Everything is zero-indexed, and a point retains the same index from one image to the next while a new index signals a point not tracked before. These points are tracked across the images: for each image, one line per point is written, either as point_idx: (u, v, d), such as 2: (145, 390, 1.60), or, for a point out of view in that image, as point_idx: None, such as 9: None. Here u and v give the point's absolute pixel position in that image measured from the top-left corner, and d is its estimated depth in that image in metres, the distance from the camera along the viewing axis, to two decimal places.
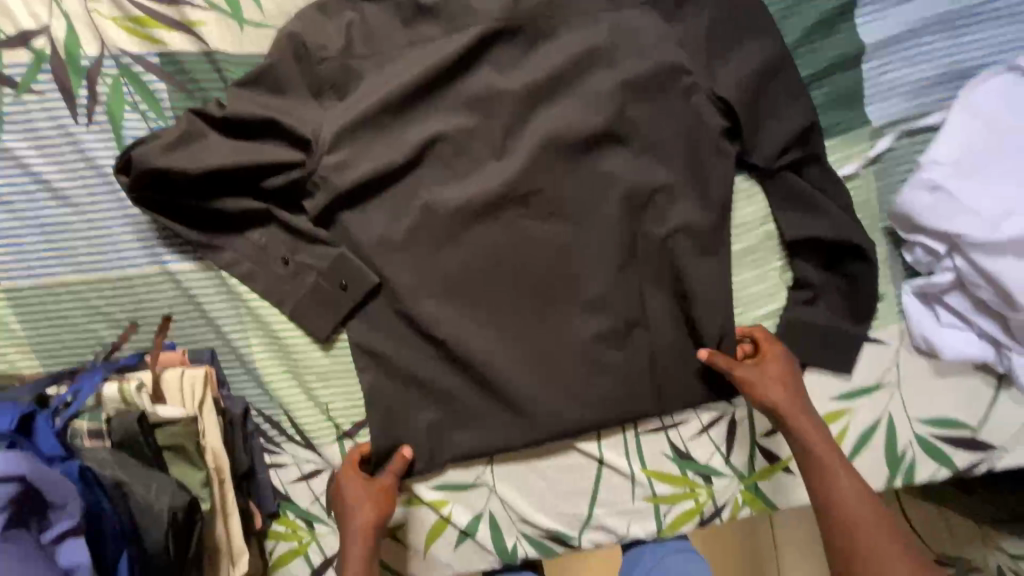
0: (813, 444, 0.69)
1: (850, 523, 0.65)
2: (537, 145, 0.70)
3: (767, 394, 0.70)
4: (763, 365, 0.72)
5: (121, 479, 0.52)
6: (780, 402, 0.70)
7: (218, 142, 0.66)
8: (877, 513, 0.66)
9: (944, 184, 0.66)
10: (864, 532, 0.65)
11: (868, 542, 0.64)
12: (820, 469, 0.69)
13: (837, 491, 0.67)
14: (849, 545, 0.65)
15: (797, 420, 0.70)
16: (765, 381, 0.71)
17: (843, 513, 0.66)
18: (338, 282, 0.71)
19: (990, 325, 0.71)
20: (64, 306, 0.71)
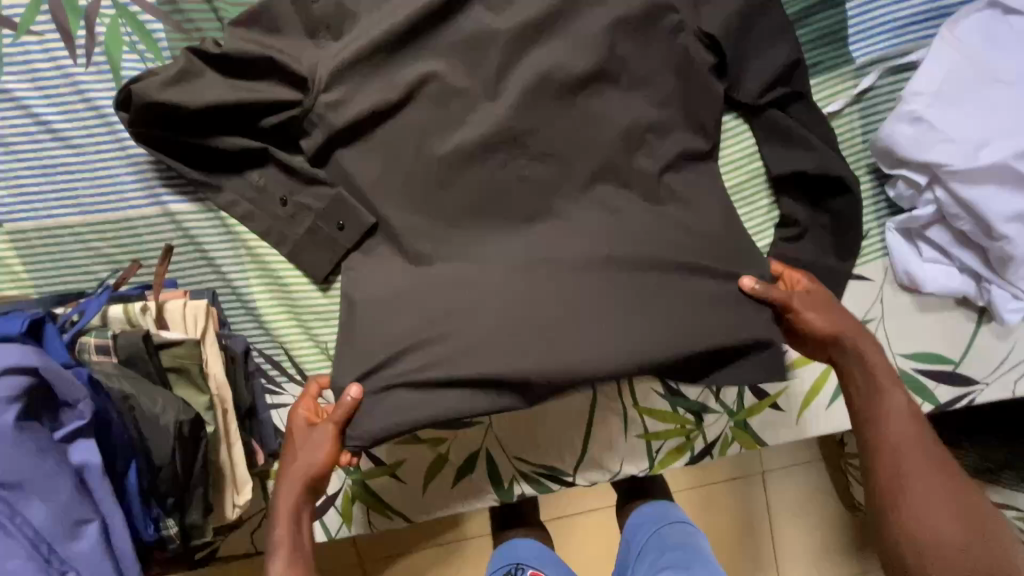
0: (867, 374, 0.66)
1: (901, 453, 0.62)
2: (528, 84, 0.71)
3: (818, 320, 0.68)
4: (811, 295, 0.70)
5: (128, 392, 0.53)
6: (834, 327, 0.68)
7: (216, 81, 0.67)
8: (929, 446, 0.63)
9: (924, 116, 0.68)
10: (916, 463, 0.61)
11: (919, 473, 0.61)
12: (870, 400, 0.66)
13: (887, 423, 0.64)
14: (896, 477, 0.61)
15: (851, 351, 0.67)
16: (813, 305, 0.69)
17: (891, 444, 0.63)
18: (335, 222, 0.72)
19: (971, 258, 0.73)
20: (67, 247, 0.72)
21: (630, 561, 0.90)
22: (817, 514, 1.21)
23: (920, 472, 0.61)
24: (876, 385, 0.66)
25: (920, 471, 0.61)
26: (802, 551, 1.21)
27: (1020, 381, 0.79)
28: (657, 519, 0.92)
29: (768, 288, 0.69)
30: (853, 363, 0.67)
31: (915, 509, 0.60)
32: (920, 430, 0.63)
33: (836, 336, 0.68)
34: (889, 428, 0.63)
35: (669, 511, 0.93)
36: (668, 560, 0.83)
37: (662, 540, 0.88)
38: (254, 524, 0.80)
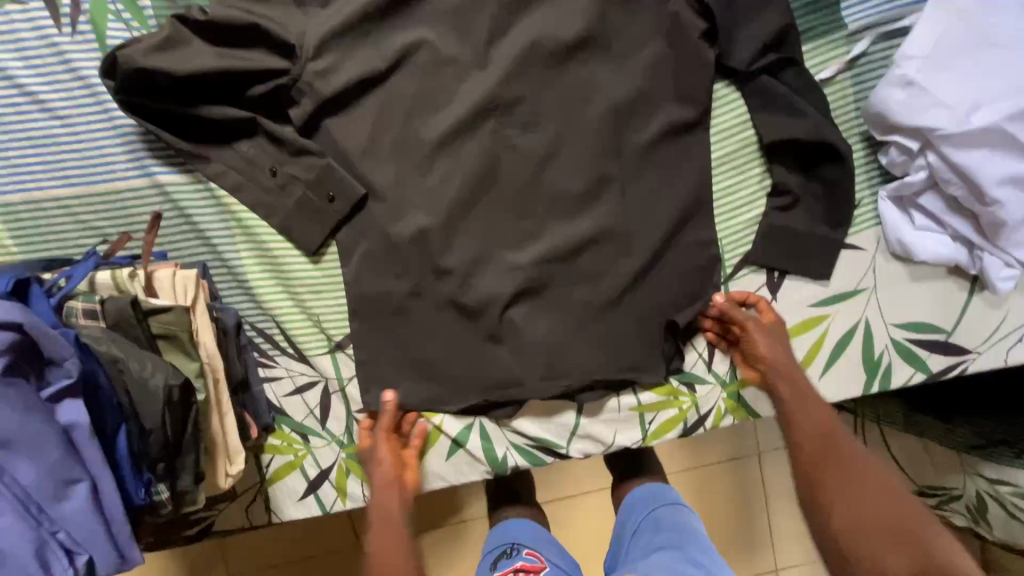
0: (786, 386, 0.74)
1: (824, 456, 0.68)
2: (517, 53, 0.71)
3: (763, 347, 0.75)
4: (768, 325, 0.77)
5: (116, 355, 0.53)
6: (772, 355, 0.75)
7: (202, 48, 0.66)
8: (852, 449, 0.68)
9: (916, 79, 0.67)
10: (841, 463, 0.67)
11: (844, 473, 0.66)
12: (792, 408, 0.73)
13: (808, 427, 0.72)
14: (824, 479, 0.66)
15: (780, 373, 0.75)
16: (762, 335, 0.76)
17: (815, 449, 0.69)
18: (325, 193, 0.72)
19: (964, 226, 0.73)
20: (56, 222, 0.72)
21: (624, 546, 0.87)
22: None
23: (842, 473, 0.66)
24: (790, 396, 0.74)
25: (847, 467, 0.66)
26: (795, 528, 1.22)
27: (1014, 349, 0.79)
28: (650, 502, 0.91)
29: (732, 307, 0.76)
30: (778, 387, 0.75)
31: (846, 511, 0.63)
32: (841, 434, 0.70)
33: (769, 363, 0.76)
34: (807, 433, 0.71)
35: (662, 494, 0.92)
36: (662, 540, 0.82)
37: (658, 521, 0.87)
38: (248, 499, 0.81)
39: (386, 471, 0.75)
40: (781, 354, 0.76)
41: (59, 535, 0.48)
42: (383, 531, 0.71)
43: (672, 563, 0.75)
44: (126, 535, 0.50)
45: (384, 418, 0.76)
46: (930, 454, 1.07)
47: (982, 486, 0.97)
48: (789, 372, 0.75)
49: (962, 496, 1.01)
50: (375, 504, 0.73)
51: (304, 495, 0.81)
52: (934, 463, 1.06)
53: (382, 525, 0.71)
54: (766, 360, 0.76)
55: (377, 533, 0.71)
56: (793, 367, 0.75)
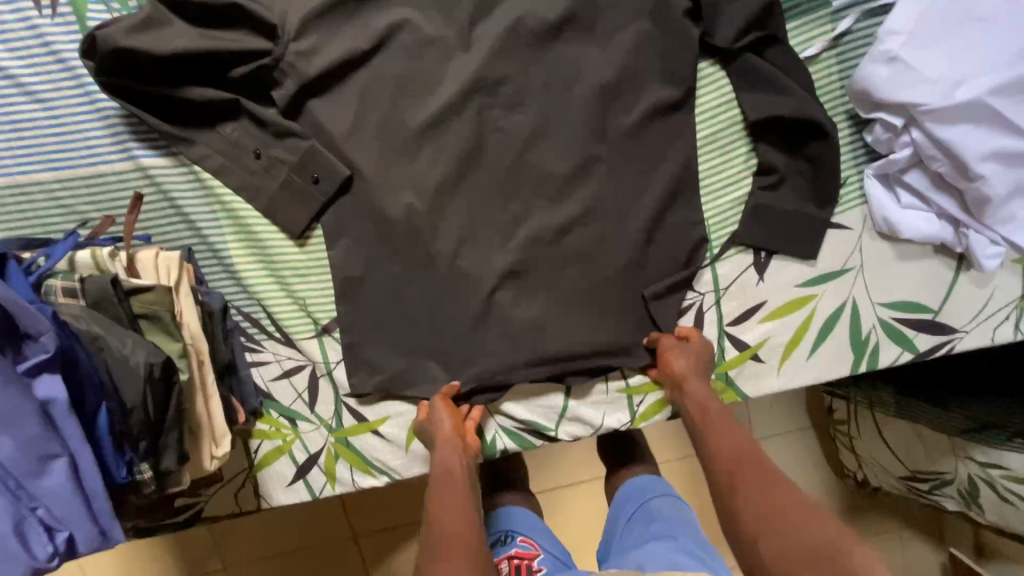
0: (705, 413, 0.71)
1: (744, 485, 0.60)
2: (500, 33, 0.70)
3: (679, 368, 0.74)
4: (692, 349, 0.76)
5: (96, 333, 0.53)
6: (688, 379, 0.73)
7: (183, 28, 0.66)
8: (773, 472, 0.60)
9: (900, 55, 0.67)
10: (759, 489, 0.58)
11: (766, 500, 0.57)
12: (711, 436, 0.68)
13: (724, 451, 0.65)
14: (746, 512, 0.57)
15: (697, 400, 0.72)
16: (678, 354, 0.75)
17: (736, 478, 0.61)
18: (310, 175, 0.72)
19: (948, 203, 0.73)
20: (38, 204, 0.72)
21: (618, 533, 0.88)
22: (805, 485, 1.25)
23: (765, 500, 0.57)
24: (710, 420, 0.70)
25: (763, 486, 0.59)
26: None
27: (999, 328, 0.80)
28: (647, 492, 0.91)
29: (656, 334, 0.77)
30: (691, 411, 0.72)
31: (771, 549, 0.53)
32: (761, 457, 0.63)
33: (685, 387, 0.73)
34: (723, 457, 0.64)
35: (659, 484, 0.92)
36: (656, 530, 0.81)
37: (652, 511, 0.86)
38: (238, 484, 0.81)
39: (445, 437, 0.72)
40: (699, 379, 0.74)
41: (39, 511, 0.48)
42: (444, 491, 0.67)
43: (664, 550, 0.75)
44: (107, 512, 0.51)
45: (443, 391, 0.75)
46: (921, 437, 1.01)
47: (974, 470, 0.94)
48: (705, 398, 0.72)
49: (954, 480, 0.99)
50: (435, 466, 0.70)
51: (294, 480, 0.81)
52: (925, 447, 1.01)
53: (443, 487, 0.68)
54: (681, 383, 0.74)
55: (434, 495, 0.67)
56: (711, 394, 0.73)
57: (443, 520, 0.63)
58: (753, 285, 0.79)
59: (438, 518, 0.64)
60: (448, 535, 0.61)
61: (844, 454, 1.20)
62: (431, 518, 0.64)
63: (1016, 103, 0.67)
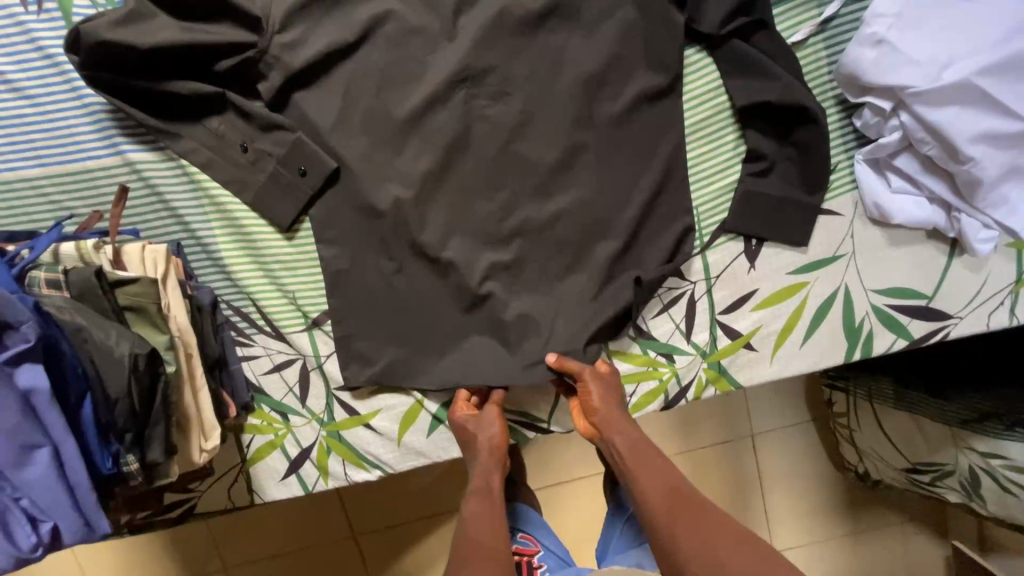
0: (632, 447, 0.69)
1: (684, 526, 0.60)
2: (485, 22, 0.70)
3: (596, 401, 0.71)
4: (605, 377, 0.74)
5: (79, 324, 0.53)
6: (604, 411, 0.71)
7: (168, 22, 0.66)
8: (705, 507, 0.62)
9: (886, 38, 0.67)
10: (697, 525, 0.59)
11: (708, 546, 0.57)
12: (639, 472, 0.67)
13: (658, 489, 0.64)
14: (690, 556, 0.57)
15: (616, 432, 0.70)
16: (598, 385, 0.72)
17: (676, 518, 0.61)
18: (297, 168, 0.72)
19: (940, 186, 0.72)
20: (27, 201, 0.72)
21: (615, 531, 0.86)
22: (806, 480, 1.24)
23: (705, 543, 0.57)
24: (640, 455, 0.68)
25: (702, 522, 0.60)
26: (787, 510, 1.24)
27: (994, 313, 0.79)
28: None
29: (567, 360, 0.73)
30: (614, 442, 0.70)
31: None
32: (697, 493, 0.64)
33: (601, 417, 0.71)
34: (658, 494, 0.64)
35: None
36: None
37: None
38: (231, 479, 0.81)
39: (487, 445, 0.72)
40: (616, 409, 0.72)
41: (22, 502, 0.50)
42: (481, 503, 0.69)
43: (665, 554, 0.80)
44: (90, 503, 0.51)
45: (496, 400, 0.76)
46: (920, 427, 1.00)
47: (975, 461, 0.93)
48: (627, 429, 0.70)
49: (955, 471, 0.98)
50: (475, 480, 0.71)
51: (287, 475, 0.81)
52: (924, 437, 1.00)
53: (481, 501, 0.69)
54: (599, 415, 0.71)
55: (474, 506, 0.68)
56: (632, 426, 0.71)
57: (482, 535, 0.64)
58: (744, 272, 0.78)
59: (473, 529, 0.65)
60: (483, 549, 0.63)
61: (844, 447, 1.19)
62: (469, 530, 0.65)
63: (1004, 84, 0.66)
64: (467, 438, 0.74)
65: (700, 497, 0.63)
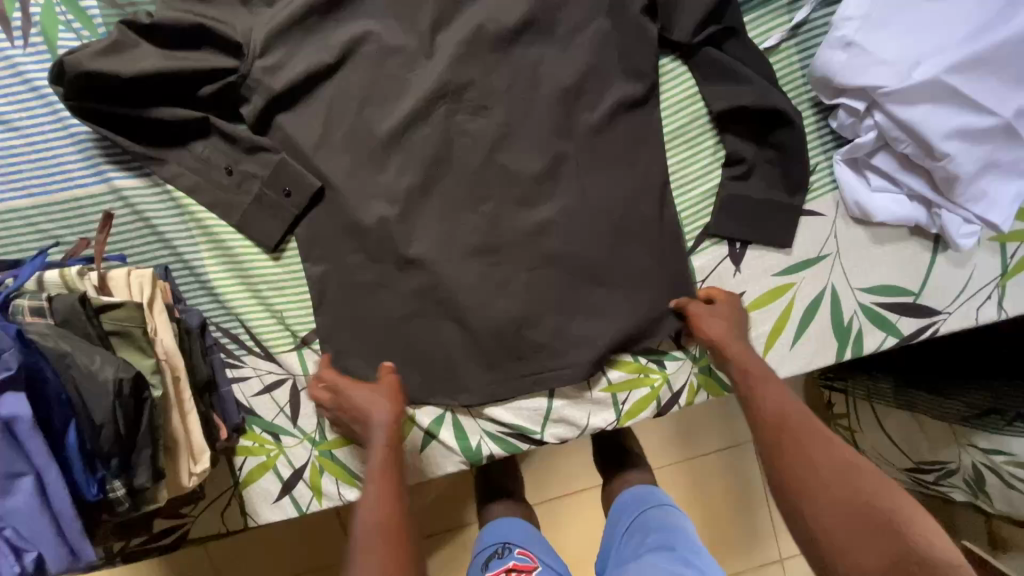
0: (747, 372, 0.71)
1: (790, 458, 0.62)
2: (462, 39, 0.72)
3: (711, 329, 0.73)
4: (721, 308, 0.76)
5: (63, 350, 0.53)
6: (724, 339, 0.73)
7: (150, 52, 0.67)
8: (818, 433, 0.63)
9: (856, 40, 0.68)
10: (804, 450, 0.62)
11: (811, 462, 0.60)
12: (752, 395, 0.69)
13: (770, 414, 0.66)
14: (790, 470, 0.61)
15: (740, 357, 0.72)
16: (710, 317, 0.74)
17: (787, 452, 0.62)
18: (281, 189, 0.73)
19: (918, 183, 0.73)
20: (14, 230, 0.72)
21: (615, 545, 0.85)
22: None
23: (808, 465, 0.60)
24: (752, 379, 0.70)
25: (808, 448, 0.62)
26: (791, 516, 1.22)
27: (982, 307, 0.79)
28: (646, 500, 0.88)
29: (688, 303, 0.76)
30: (741, 366, 0.72)
31: (803, 482, 0.60)
32: (801, 421, 0.65)
33: (720, 344, 0.73)
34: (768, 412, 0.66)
35: (658, 494, 0.89)
36: (654, 541, 0.79)
37: (650, 521, 0.84)
38: (223, 503, 0.80)
39: (379, 414, 0.69)
40: (727, 333, 0.74)
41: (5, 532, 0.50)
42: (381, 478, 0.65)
43: (663, 565, 0.73)
44: (76, 531, 0.51)
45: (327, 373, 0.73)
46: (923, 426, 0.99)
47: (978, 458, 0.93)
48: (742, 353, 0.72)
49: (959, 469, 0.97)
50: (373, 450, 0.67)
51: (280, 497, 0.79)
52: (927, 436, 0.99)
53: (381, 478, 0.65)
54: (718, 343, 0.73)
55: (377, 477, 0.65)
56: (750, 353, 0.73)
57: (373, 511, 0.61)
58: (730, 276, 0.79)
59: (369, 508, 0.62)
60: (387, 550, 0.58)
61: None
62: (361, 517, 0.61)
63: (973, 80, 0.67)
64: (357, 418, 0.70)
65: (804, 423, 0.64)
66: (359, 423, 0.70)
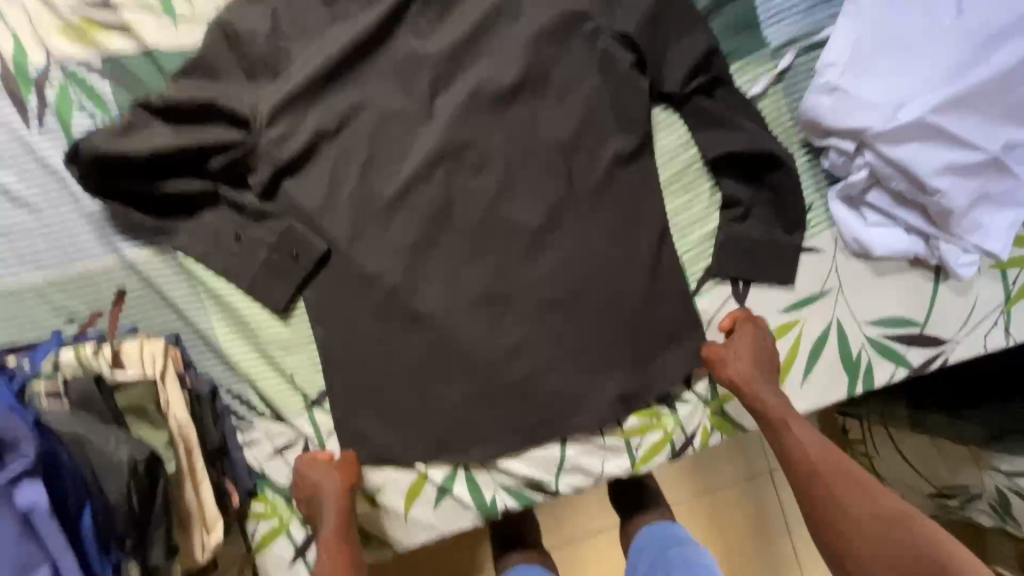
0: (768, 418, 0.72)
1: (823, 491, 0.66)
2: (461, 102, 0.74)
3: (732, 372, 0.73)
4: (745, 345, 0.75)
5: (77, 433, 0.54)
6: (746, 381, 0.73)
7: (162, 131, 0.70)
8: (847, 468, 0.67)
9: (839, 85, 0.71)
10: (835, 485, 0.66)
11: (843, 499, 0.65)
12: (777, 430, 0.71)
13: (798, 448, 0.70)
14: (820, 500, 0.66)
15: (766, 401, 0.72)
16: (733, 358, 0.74)
17: (819, 484, 0.67)
18: (289, 253, 0.74)
19: (914, 218, 0.74)
20: (29, 306, 0.74)
21: None
22: None
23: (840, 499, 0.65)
24: (774, 423, 0.71)
25: (840, 484, 0.66)
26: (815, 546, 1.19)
27: (990, 334, 0.79)
28: (664, 542, 0.87)
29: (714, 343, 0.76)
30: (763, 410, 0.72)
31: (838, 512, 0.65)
32: (831, 456, 0.68)
33: (742, 386, 0.73)
34: (797, 449, 0.69)
35: (674, 534, 0.88)
36: None
37: (670, 563, 0.83)
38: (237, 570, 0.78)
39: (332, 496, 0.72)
40: (752, 375, 0.73)
41: None
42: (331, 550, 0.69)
43: None
44: None
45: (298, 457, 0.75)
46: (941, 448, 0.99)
47: (1001, 482, 0.92)
48: (766, 397, 0.72)
49: (983, 494, 0.96)
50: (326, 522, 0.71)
51: (294, 563, 0.77)
52: (947, 459, 0.99)
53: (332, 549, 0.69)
54: (740, 386, 0.73)
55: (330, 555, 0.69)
56: (772, 392, 0.73)
57: None
58: None
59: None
60: None
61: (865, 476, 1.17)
62: None
63: (958, 119, 0.69)
64: (309, 495, 0.73)
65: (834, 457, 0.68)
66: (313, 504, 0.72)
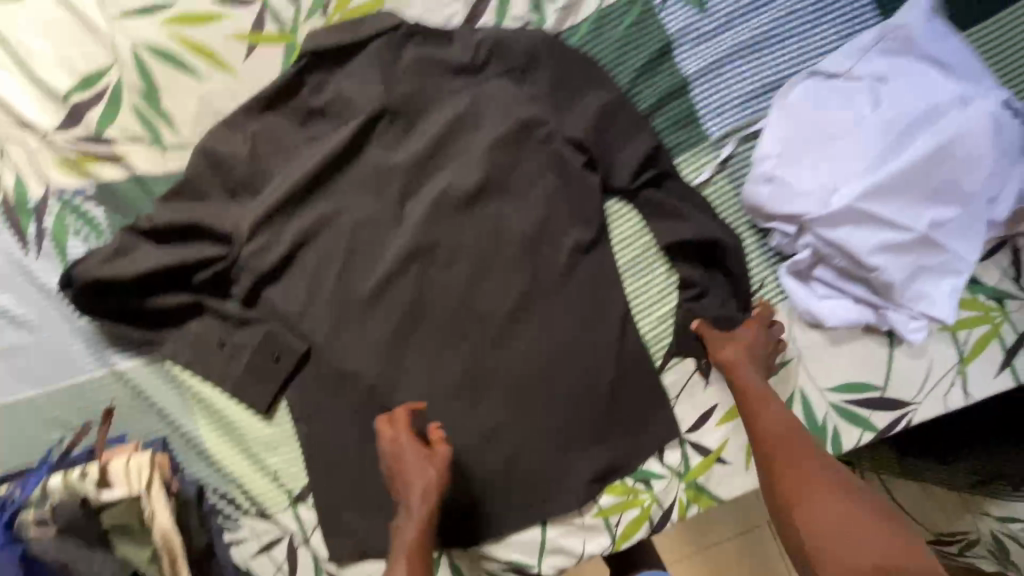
0: (748, 397, 0.76)
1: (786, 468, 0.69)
2: (428, 206, 0.80)
3: (725, 351, 0.78)
4: (743, 333, 0.79)
5: (64, 560, 0.61)
6: (736, 363, 0.77)
7: (149, 251, 0.75)
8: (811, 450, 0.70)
9: (775, 175, 0.78)
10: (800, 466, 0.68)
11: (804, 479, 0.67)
12: (753, 411, 0.75)
13: (770, 428, 0.73)
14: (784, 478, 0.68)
15: (749, 383, 0.76)
16: (727, 340, 0.79)
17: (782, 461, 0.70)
18: (271, 356, 0.78)
19: (860, 290, 0.79)
20: (24, 421, 0.77)
21: None
22: None
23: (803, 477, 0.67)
24: (753, 401, 0.75)
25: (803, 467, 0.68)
26: None
27: (948, 394, 0.82)
28: None
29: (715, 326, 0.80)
30: (748, 392, 0.76)
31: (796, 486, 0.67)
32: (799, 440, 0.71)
33: (731, 366, 0.77)
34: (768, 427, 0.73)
35: None
36: None
37: None
38: None
39: (425, 482, 0.71)
40: (743, 358, 0.77)
41: None
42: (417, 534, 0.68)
43: None
44: None
45: (403, 417, 0.74)
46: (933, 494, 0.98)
47: (995, 526, 0.92)
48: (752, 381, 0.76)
49: (980, 540, 0.95)
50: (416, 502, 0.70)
51: None
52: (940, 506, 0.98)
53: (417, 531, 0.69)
54: (728, 366, 0.77)
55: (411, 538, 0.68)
56: (753, 376, 0.76)
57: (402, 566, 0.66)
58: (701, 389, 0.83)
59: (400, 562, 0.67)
60: None
61: None
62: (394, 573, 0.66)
63: (886, 201, 0.75)
64: (401, 472, 0.72)
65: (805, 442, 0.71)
66: (401, 481, 0.72)
